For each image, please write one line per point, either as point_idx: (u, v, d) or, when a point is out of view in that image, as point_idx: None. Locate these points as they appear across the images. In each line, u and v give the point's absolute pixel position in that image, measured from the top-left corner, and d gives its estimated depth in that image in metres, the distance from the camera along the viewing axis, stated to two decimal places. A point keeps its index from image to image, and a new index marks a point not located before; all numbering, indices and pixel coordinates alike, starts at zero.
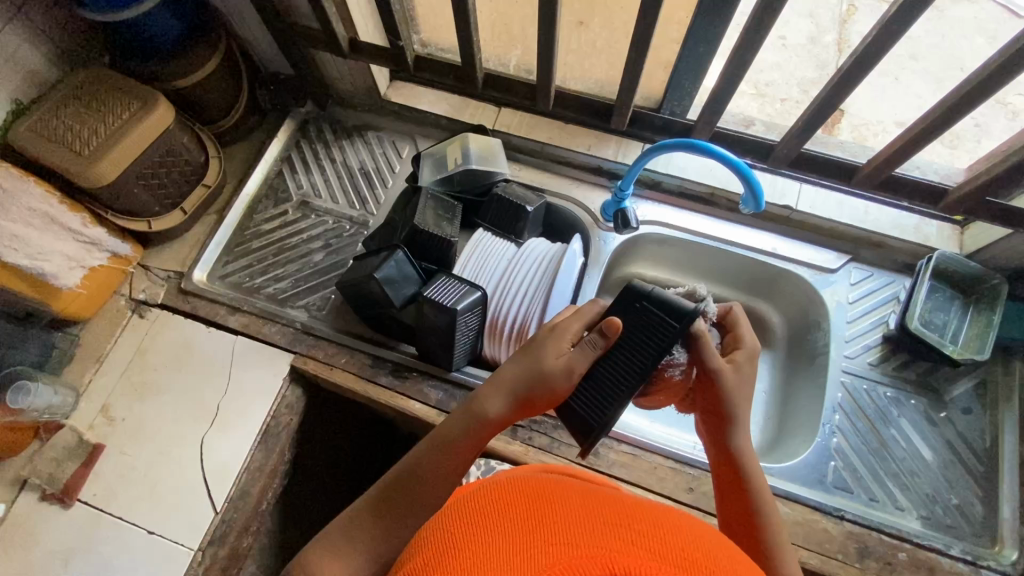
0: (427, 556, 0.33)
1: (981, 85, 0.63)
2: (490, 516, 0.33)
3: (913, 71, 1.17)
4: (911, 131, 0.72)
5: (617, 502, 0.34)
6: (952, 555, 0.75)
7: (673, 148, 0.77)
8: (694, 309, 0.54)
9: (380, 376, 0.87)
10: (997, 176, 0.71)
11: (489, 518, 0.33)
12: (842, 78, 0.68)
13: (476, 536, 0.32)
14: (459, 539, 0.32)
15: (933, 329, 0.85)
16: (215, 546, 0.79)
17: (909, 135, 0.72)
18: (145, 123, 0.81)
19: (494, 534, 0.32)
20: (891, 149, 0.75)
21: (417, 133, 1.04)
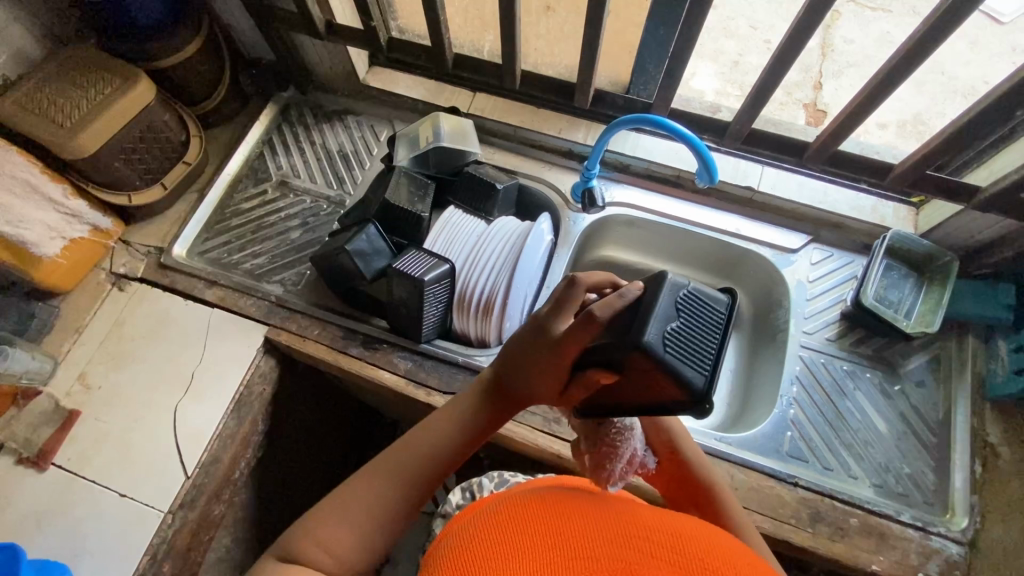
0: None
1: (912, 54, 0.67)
2: (505, 544, 0.42)
3: None
4: (855, 102, 0.75)
5: (602, 522, 0.44)
6: (902, 521, 0.77)
7: (628, 124, 0.80)
8: (697, 410, 0.41)
9: (351, 347, 0.89)
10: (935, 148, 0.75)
11: (504, 547, 0.41)
12: (782, 53, 0.72)
13: (498, 563, 0.40)
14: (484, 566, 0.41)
15: (888, 306, 0.88)
16: (185, 510, 0.81)
17: (853, 106, 0.76)
18: (127, 99, 0.84)
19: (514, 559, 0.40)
20: (838, 124, 0.78)
21: (395, 118, 1.07)
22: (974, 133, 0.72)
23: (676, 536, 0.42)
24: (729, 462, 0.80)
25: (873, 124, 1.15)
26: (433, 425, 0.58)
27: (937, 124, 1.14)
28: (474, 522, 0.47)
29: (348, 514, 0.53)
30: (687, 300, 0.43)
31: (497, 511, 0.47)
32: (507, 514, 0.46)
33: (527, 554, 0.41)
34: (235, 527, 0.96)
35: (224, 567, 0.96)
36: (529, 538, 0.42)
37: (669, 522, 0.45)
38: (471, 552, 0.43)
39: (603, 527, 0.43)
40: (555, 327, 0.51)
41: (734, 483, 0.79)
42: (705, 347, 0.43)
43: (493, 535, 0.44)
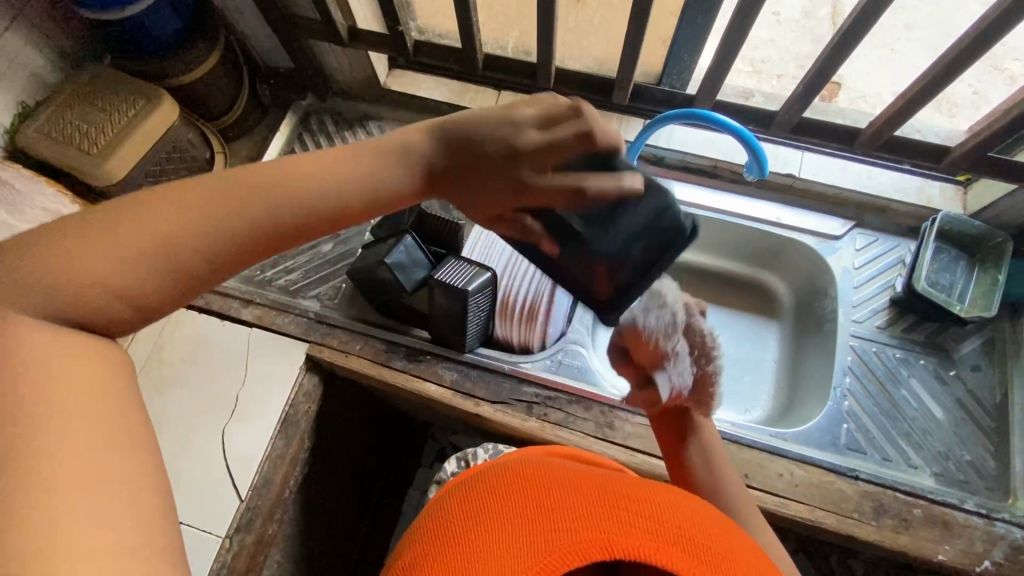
0: (447, 543, 0.43)
1: (981, 36, 0.64)
2: (493, 515, 0.44)
3: (910, 41, 1.17)
4: (915, 85, 0.72)
5: (588, 488, 0.45)
6: (967, 510, 0.76)
7: (675, 119, 0.77)
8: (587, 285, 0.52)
9: (394, 361, 0.88)
10: (995, 132, 0.72)
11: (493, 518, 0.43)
12: (841, 40, 0.69)
13: (486, 532, 0.42)
14: (473, 534, 0.43)
15: (941, 290, 0.86)
16: (242, 533, 0.80)
17: (913, 93, 0.73)
18: (148, 122, 0.82)
19: (503, 529, 0.42)
20: (893, 110, 0.76)
21: (418, 120, 1.05)
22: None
23: (650, 502, 0.44)
24: (788, 459, 0.79)
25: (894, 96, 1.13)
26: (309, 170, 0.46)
27: (955, 89, 1.11)
28: (453, 501, 0.49)
29: (142, 253, 0.41)
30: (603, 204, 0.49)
31: (474, 490, 0.48)
32: (482, 490, 0.47)
33: (504, 529, 0.42)
34: (285, 543, 0.97)
35: None
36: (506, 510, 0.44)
37: (640, 488, 0.46)
38: (456, 528, 0.44)
39: (578, 492, 0.44)
40: (530, 174, 0.46)
41: (794, 479, 0.78)
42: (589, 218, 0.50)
43: (467, 514, 0.45)
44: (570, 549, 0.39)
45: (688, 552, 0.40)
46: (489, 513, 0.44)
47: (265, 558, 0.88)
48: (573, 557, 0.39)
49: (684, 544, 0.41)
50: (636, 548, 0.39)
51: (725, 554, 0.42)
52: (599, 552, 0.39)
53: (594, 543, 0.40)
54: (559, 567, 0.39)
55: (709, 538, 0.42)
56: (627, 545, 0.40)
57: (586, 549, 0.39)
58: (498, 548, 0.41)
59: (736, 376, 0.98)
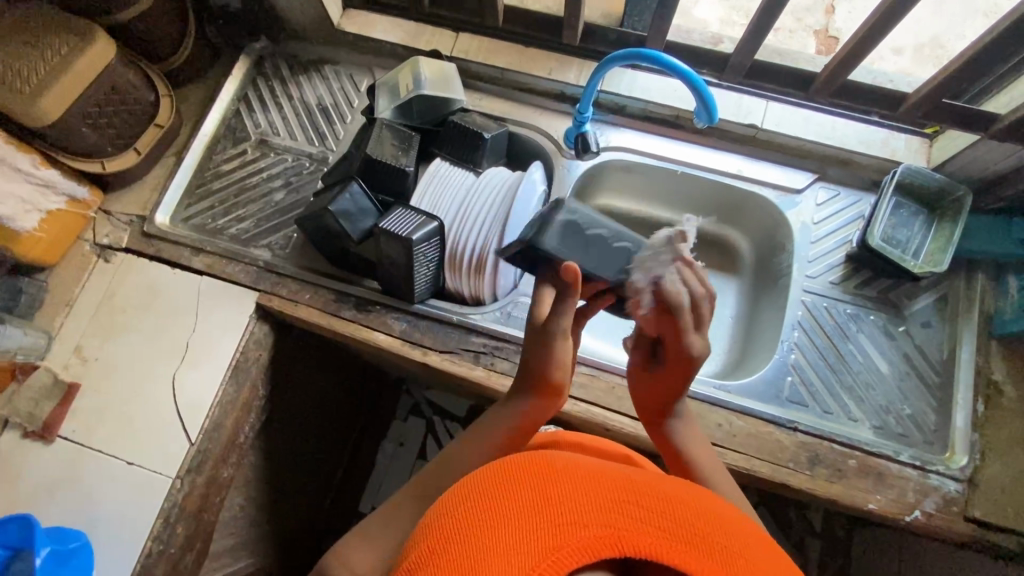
0: (435, 535, 0.38)
1: None
2: (494, 501, 0.37)
3: None
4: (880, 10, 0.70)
5: (610, 476, 0.38)
6: (901, 461, 0.77)
7: (620, 60, 0.74)
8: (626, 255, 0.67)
9: (344, 310, 0.87)
10: None
11: (495, 504, 0.37)
12: None
13: (484, 523, 0.36)
14: (467, 522, 0.37)
15: (896, 246, 0.85)
16: (193, 475, 0.82)
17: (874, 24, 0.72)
18: (85, 58, 0.79)
19: (502, 519, 0.36)
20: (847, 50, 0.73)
21: (375, 65, 1.02)
22: (1009, 45, 0.67)
23: (670, 499, 0.38)
24: (728, 410, 0.80)
25: (888, 49, 1.07)
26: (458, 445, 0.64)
27: (955, 47, 1.05)
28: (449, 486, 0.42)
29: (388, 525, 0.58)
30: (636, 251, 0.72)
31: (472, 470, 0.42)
32: (483, 474, 0.41)
33: (506, 519, 0.36)
34: (247, 487, 1.00)
35: (240, 521, 1.01)
36: (507, 497, 0.37)
37: (660, 481, 0.40)
38: (446, 519, 0.38)
39: (588, 476, 0.38)
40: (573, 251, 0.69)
41: (732, 430, 0.79)
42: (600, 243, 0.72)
43: (468, 495, 0.39)
44: (577, 544, 0.34)
45: (709, 556, 0.34)
46: (484, 495, 0.38)
47: (222, 500, 0.91)
48: (581, 554, 0.34)
49: (707, 548, 0.35)
50: (650, 547, 0.34)
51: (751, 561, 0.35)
52: (608, 549, 0.34)
53: (604, 539, 0.34)
54: (562, 565, 0.34)
55: (737, 543, 0.36)
56: (641, 543, 0.34)
57: (594, 546, 0.34)
58: (493, 536, 0.35)
59: None
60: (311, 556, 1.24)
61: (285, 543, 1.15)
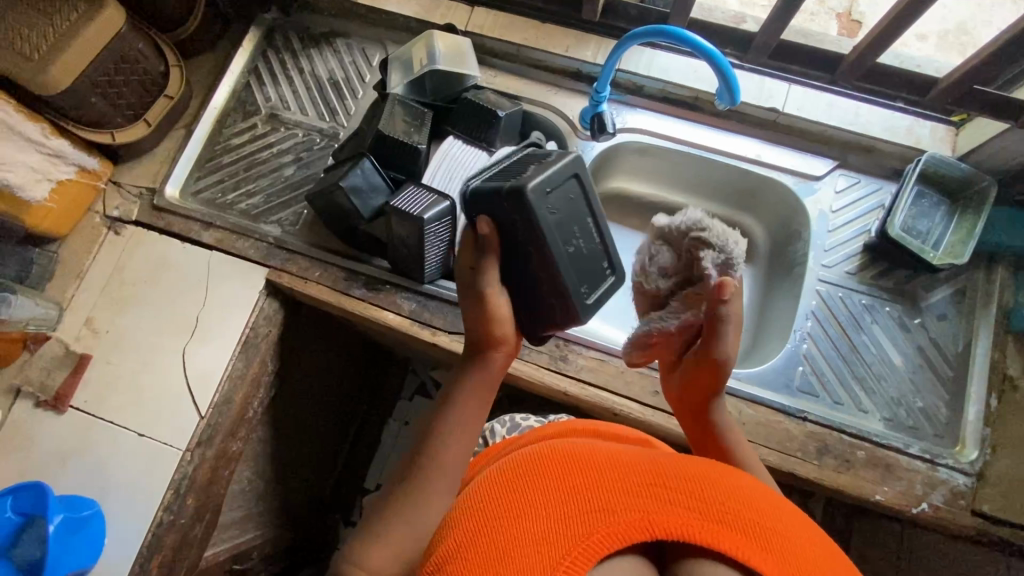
0: (474, 525, 0.41)
1: None
2: (529, 492, 0.41)
3: None
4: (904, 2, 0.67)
5: (635, 466, 0.42)
6: (910, 454, 0.77)
7: (642, 37, 0.72)
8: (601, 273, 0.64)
9: (354, 289, 0.87)
10: None
11: (530, 495, 0.41)
12: None
13: (520, 512, 0.40)
14: (504, 512, 0.40)
15: (916, 236, 0.83)
16: (203, 448, 0.83)
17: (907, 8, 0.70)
18: (94, 26, 0.77)
19: (536, 506, 0.40)
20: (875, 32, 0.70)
21: (387, 39, 1.00)
22: None
23: (694, 480, 0.41)
24: (738, 398, 0.79)
25: (913, 34, 1.03)
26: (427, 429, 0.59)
27: (982, 34, 1.02)
28: (485, 482, 0.46)
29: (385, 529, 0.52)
30: (601, 271, 0.64)
31: (506, 468, 0.46)
32: (517, 470, 0.44)
33: (540, 508, 0.39)
34: (255, 462, 1.01)
35: (248, 494, 1.02)
36: (541, 488, 0.41)
37: (682, 463, 0.43)
38: (483, 511, 0.42)
39: (615, 467, 0.42)
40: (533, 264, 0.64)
41: (741, 418, 0.78)
42: (558, 251, 0.60)
43: (503, 490, 0.43)
44: (609, 530, 0.37)
45: (736, 530, 0.37)
46: (523, 489, 0.42)
47: (231, 473, 0.92)
48: (613, 539, 0.37)
49: (733, 522, 0.38)
50: (678, 527, 0.37)
51: (777, 530, 0.38)
52: (638, 532, 0.37)
53: (633, 523, 0.38)
54: (597, 550, 0.37)
55: (763, 516, 0.39)
56: (669, 525, 0.38)
57: (625, 530, 0.37)
58: (529, 526, 0.38)
59: None
60: (317, 531, 1.26)
61: (291, 517, 1.17)
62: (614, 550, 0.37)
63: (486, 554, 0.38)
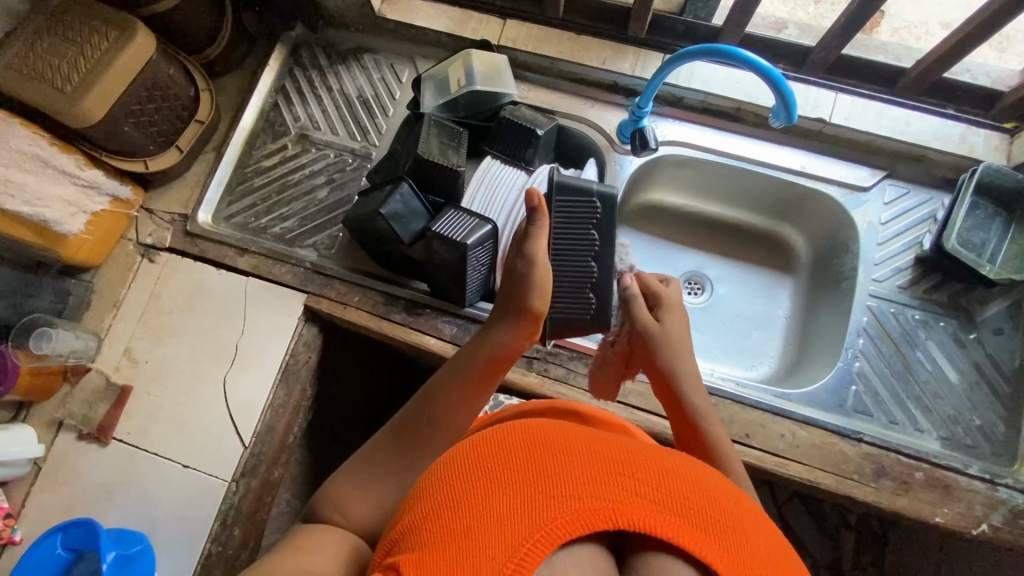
0: (430, 508, 0.36)
1: None
2: (491, 468, 0.37)
3: None
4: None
5: (612, 449, 0.38)
6: (969, 474, 0.75)
7: (695, 56, 0.69)
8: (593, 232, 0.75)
9: (394, 313, 0.86)
10: None
11: (490, 471, 0.36)
12: None
13: (478, 489, 0.36)
14: (460, 490, 0.36)
15: (972, 250, 0.81)
16: (248, 478, 0.83)
17: (984, 17, 0.68)
18: (126, 56, 0.76)
19: (499, 485, 0.36)
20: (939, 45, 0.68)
21: (417, 54, 0.98)
22: None
23: (667, 474, 0.37)
24: (791, 420, 0.78)
25: (937, 23, 1.02)
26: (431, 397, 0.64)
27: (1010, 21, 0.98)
28: (445, 453, 0.42)
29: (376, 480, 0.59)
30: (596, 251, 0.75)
31: (469, 439, 0.41)
32: (482, 442, 0.40)
33: (501, 488, 0.35)
34: (293, 484, 1.01)
35: (288, 516, 1.02)
36: (506, 468, 0.36)
37: (658, 453, 0.39)
38: (439, 492, 0.37)
39: (585, 448, 0.37)
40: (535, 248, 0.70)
41: (795, 441, 0.77)
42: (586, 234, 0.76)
43: (464, 467, 0.38)
44: (574, 517, 0.33)
45: (700, 528, 0.34)
46: (486, 465, 0.37)
47: (273, 500, 0.91)
48: (575, 527, 0.33)
49: (700, 522, 0.34)
50: (643, 521, 0.34)
51: (746, 535, 0.35)
52: (603, 522, 0.33)
53: (599, 512, 0.33)
54: (557, 537, 0.33)
55: (731, 516, 0.35)
56: (636, 517, 0.34)
57: (587, 518, 0.33)
58: (485, 503, 0.35)
59: (745, 332, 0.96)
60: None
61: None
62: (573, 538, 0.33)
63: (438, 534, 0.34)
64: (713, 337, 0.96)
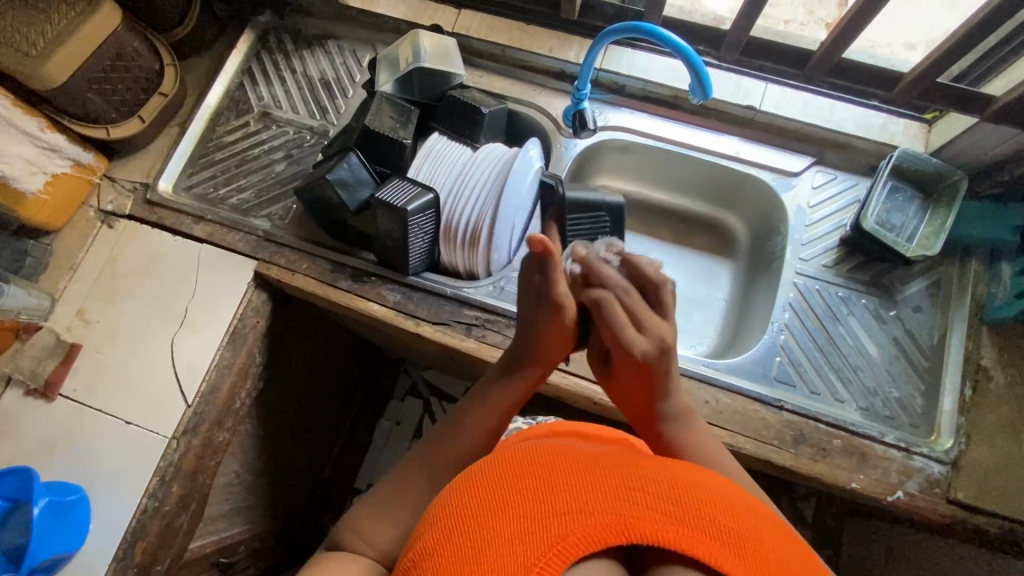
0: (447, 534, 0.38)
1: None
2: (506, 492, 0.39)
3: None
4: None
5: (618, 465, 0.40)
6: (885, 443, 0.78)
7: (617, 34, 0.75)
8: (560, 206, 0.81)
9: (340, 281, 0.89)
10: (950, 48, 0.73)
11: (507, 495, 0.38)
12: None
13: (495, 514, 0.38)
14: (477, 516, 0.38)
15: (890, 230, 0.85)
16: (189, 436, 0.84)
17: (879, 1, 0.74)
18: (92, 23, 0.80)
19: (513, 507, 0.37)
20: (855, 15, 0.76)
21: (377, 41, 1.03)
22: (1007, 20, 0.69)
23: (674, 486, 0.39)
24: (715, 387, 0.81)
25: (900, 44, 1.04)
26: (450, 428, 0.64)
27: None
28: (462, 478, 0.44)
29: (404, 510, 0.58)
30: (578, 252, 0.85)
31: (478, 465, 0.44)
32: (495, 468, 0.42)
33: (515, 512, 0.37)
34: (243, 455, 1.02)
35: (236, 488, 1.03)
36: (516, 492, 0.38)
37: (668, 467, 0.41)
38: (456, 517, 0.39)
39: (595, 467, 0.39)
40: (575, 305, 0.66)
41: (718, 406, 0.79)
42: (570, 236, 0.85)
43: (477, 493, 0.40)
44: (587, 535, 0.35)
45: (716, 538, 0.36)
46: (501, 491, 0.39)
47: (217, 464, 0.93)
48: (587, 543, 0.35)
49: (712, 530, 0.36)
50: (654, 533, 0.35)
51: (753, 537, 0.37)
52: (614, 537, 0.35)
53: (608, 527, 0.35)
54: (571, 554, 0.35)
55: (744, 523, 0.37)
56: (647, 530, 0.36)
57: (598, 534, 0.35)
58: (500, 527, 0.37)
59: (685, 314, 0.99)
60: (306, 530, 1.27)
61: (278, 513, 1.17)
62: (588, 553, 0.35)
63: (456, 558, 0.36)
64: None
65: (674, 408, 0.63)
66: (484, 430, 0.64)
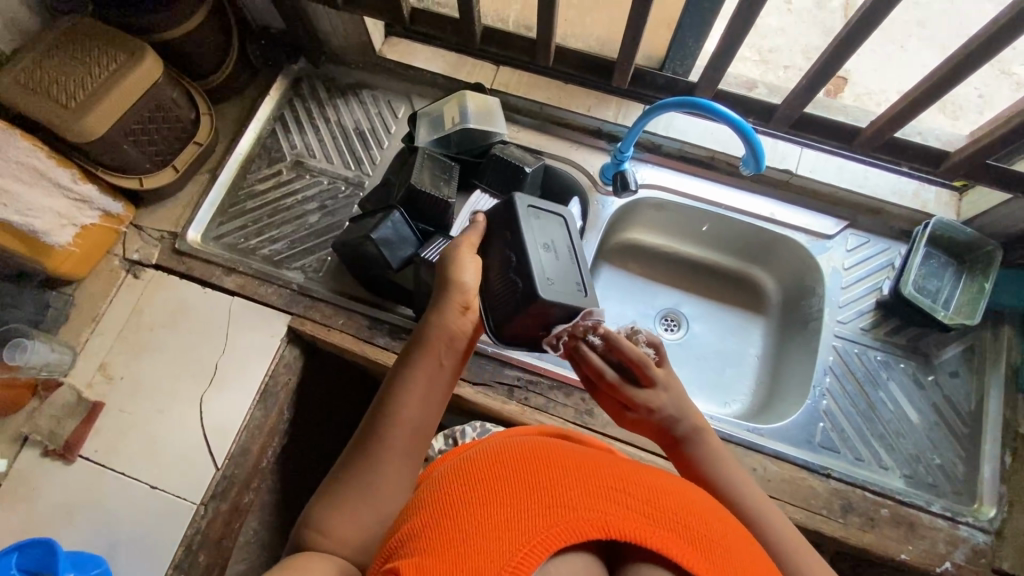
0: (427, 525, 0.34)
1: (1004, 29, 0.64)
2: (488, 485, 0.36)
3: (919, 38, 1.09)
4: (951, 59, 0.70)
5: (602, 467, 0.38)
6: (932, 512, 0.78)
7: (671, 107, 0.76)
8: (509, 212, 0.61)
9: (377, 338, 0.87)
10: (997, 139, 0.75)
11: (489, 486, 0.35)
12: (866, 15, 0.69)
13: (475, 506, 0.34)
14: (458, 509, 0.34)
15: (927, 295, 0.87)
16: (218, 501, 0.81)
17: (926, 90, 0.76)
18: (132, 77, 0.78)
19: (495, 499, 0.34)
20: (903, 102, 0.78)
21: (412, 92, 1.03)
22: None
23: (656, 490, 0.36)
24: (762, 454, 0.80)
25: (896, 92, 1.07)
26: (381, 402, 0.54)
27: (959, 92, 1.06)
28: (438, 479, 0.40)
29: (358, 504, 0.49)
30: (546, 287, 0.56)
31: (460, 463, 0.40)
32: (478, 462, 0.39)
33: (500, 503, 0.34)
34: (262, 512, 0.97)
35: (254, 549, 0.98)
36: (501, 480, 0.35)
37: (647, 473, 0.39)
38: (435, 510, 0.35)
39: (580, 465, 0.37)
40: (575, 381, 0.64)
41: (766, 474, 0.79)
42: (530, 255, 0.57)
43: (460, 485, 0.37)
44: (567, 528, 0.32)
45: (692, 544, 0.33)
46: (481, 483, 0.36)
47: (241, 526, 0.88)
48: (568, 534, 0.32)
49: (693, 538, 0.34)
50: (633, 531, 0.33)
51: (725, 548, 0.34)
52: (595, 531, 0.32)
53: (591, 521, 0.33)
54: (553, 544, 0.32)
55: (716, 533, 0.35)
56: (625, 528, 0.33)
57: (582, 528, 0.32)
58: (485, 513, 0.33)
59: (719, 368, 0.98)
60: None
61: None
62: (568, 545, 0.32)
63: (435, 546, 0.32)
64: (689, 372, 0.98)
65: (689, 427, 0.58)
66: (418, 392, 0.54)
